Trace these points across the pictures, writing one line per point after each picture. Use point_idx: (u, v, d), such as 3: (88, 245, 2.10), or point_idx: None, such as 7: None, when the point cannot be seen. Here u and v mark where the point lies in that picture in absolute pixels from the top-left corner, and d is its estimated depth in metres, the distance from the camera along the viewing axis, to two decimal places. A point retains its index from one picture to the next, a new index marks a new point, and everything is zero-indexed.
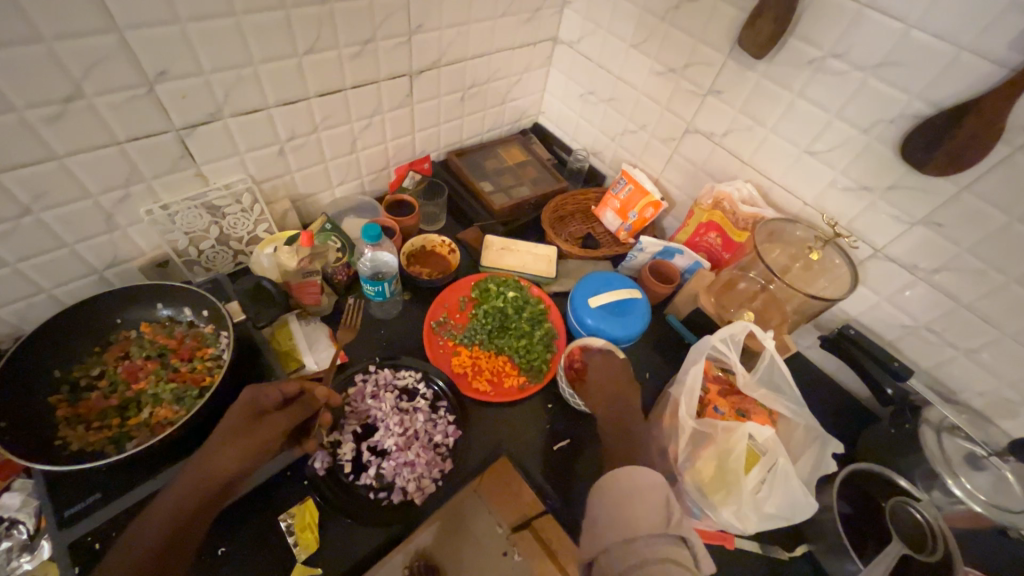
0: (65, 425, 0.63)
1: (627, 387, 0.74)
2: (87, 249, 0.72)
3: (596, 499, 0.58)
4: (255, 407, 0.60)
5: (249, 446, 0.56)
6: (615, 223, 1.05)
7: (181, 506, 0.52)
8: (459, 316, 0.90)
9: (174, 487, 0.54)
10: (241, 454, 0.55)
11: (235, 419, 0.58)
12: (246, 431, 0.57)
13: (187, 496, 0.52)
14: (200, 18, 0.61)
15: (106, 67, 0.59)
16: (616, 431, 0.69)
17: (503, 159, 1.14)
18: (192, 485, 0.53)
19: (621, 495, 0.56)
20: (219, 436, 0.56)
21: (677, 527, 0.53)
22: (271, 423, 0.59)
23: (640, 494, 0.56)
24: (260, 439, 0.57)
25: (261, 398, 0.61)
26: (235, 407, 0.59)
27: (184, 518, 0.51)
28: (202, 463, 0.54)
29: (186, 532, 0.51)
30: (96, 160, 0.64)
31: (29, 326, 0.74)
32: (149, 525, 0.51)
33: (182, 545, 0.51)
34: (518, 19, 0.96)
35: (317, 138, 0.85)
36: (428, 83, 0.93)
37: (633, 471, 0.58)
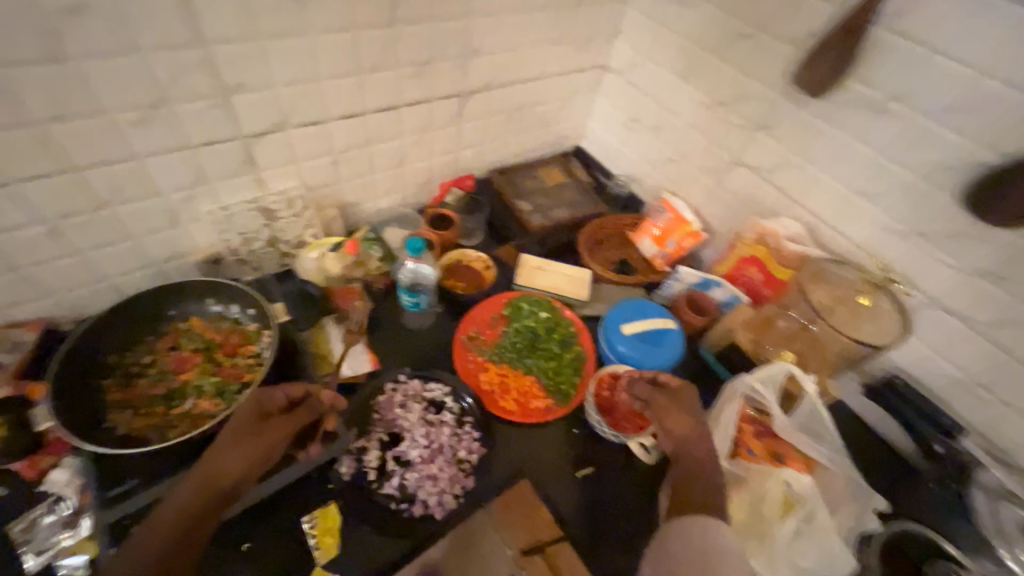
0: (115, 409, 0.66)
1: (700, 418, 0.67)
2: (150, 243, 0.76)
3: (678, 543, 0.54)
4: (262, 408, 0.59)
5: (255, 448, 0.56)
6: (651, 251, 1.04)
7: (184, 507, 0.51)
8: (489, 332, 0.89)
9: (178, 490, 0.53)
10: (247, 456, 0.55)
11: (242, 420, 0.58)
12: (253, 432, 0.57)
13: (192, 497, 0.52)
14: (277, 36, 0.66)
15: (189, 77, 0.63)
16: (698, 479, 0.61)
17: (542, 180, 1.15)
18: (196, 486, 0.53)
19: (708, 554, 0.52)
20: (225, 438, 0.56)
21: None
22: (278, 426, 0.59)
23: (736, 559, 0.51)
24: (266, 440, 0.57)
25: (267, 400, 0.60)
26: (240, 410, 0.59)
27: (190, 517, 0.51)
28: (210, 464, 0.54)
29: (193, 532, 0.50)
30: (170, 161, 0.69)
31: (90, 311, 0.78)
32: (153, 527, 0.50)
33: (190, 544, 0.50)
34: (570, 47, 0.99)
35: (369, 151, 0.88)
36: (478, 104, 0.96)
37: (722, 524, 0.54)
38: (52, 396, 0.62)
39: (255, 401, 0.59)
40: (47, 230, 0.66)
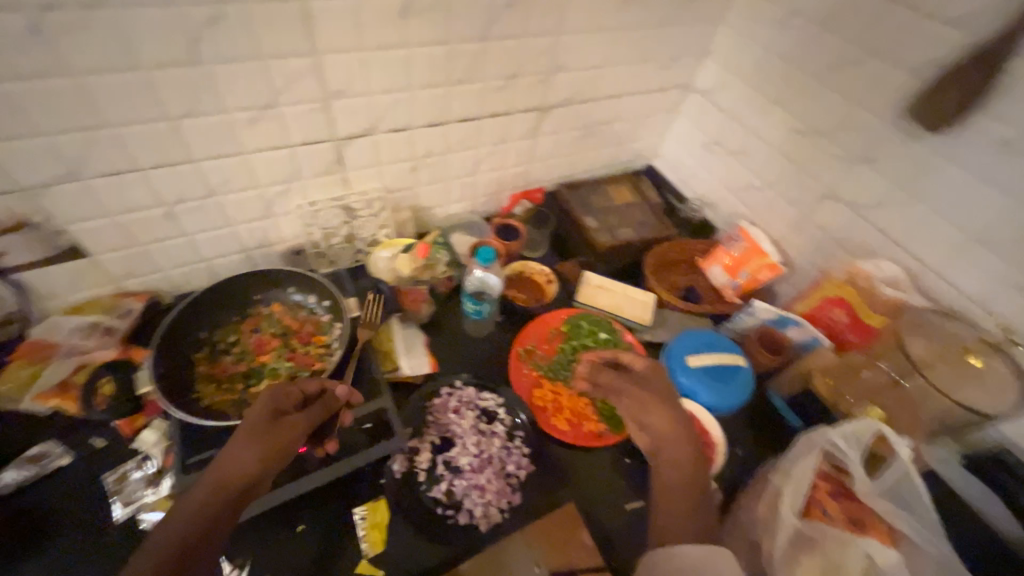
0: (202, 381, 0.72)
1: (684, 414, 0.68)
2: (245, 230, 0.83)
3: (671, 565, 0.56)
4: (277, 406, 0.58)
5: (271, 446, 0.55)
6: (722, 280, 0.98)
7: (202, 505, 0.50)
8: (546, 347, 0.88)
9: (195, 489, 0.52)
10: (264, 454, 0.54)
11: (258, 418, 0.56)
12: (267, 431, 0.55)
13: (209, 496, 0.51)
14: (379, 47, 0.69)
15: (298, 83, 0.68)
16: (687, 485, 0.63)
17: (611, 197, 1.13)
18: (212, 486, 0.52)
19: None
20: (240, 436, 0.55)
21: None
22: (294, 423, 0.57)
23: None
24: (282, 437, 0.56)
25: (282, 397, 0.59)
26: (256, 409, 0.57)
27: (209, 516, 0.50)
28: (226, 464, 0.53)
29: (212, 529, 0.50)
30: (272, 158, 0.75)
31: (187, 287, 0.86)
32: (172, 525, 0.49)
33: (210, 542, 0.50)
34: (655, 65, 0.97)
35: (447, 158, 0.91)
36: (556, 118, 0.96)
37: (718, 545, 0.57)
38: (154, 362, 0.69)
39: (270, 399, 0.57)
40: (164, 212, 0.73)
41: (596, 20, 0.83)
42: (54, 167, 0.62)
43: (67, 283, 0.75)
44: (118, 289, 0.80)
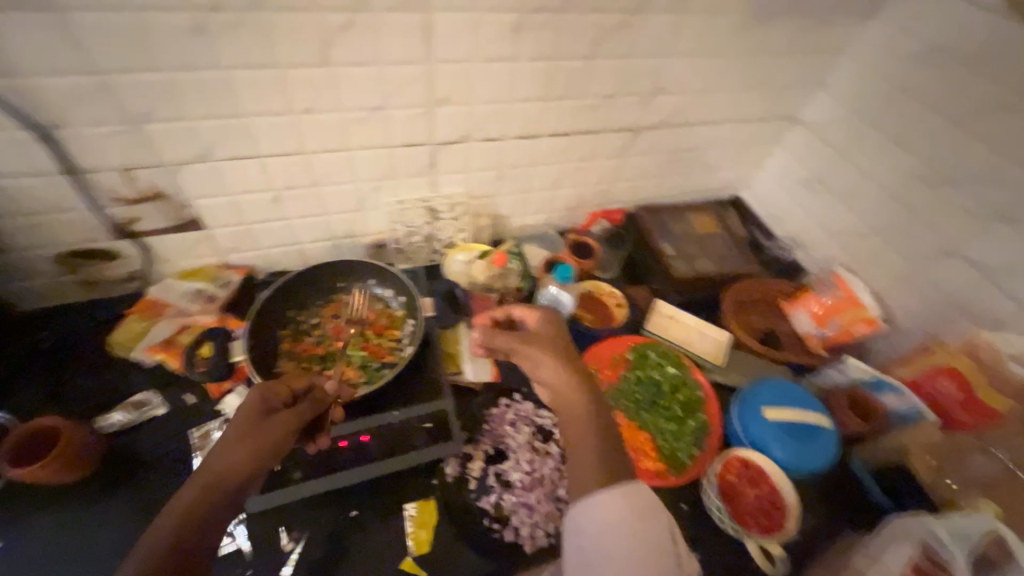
0: (285, 357, 0.77)
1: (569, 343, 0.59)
2: (337, 220, 0.88)
3: (601, 548, 0.43)
4: (266, 400, 0.54)
5: (264, 441, 0.50)
6: (807, 327, 0.92)
7: (190, 510, 0.43)
8: (608, 373, 0.84)
9: (177, 497, 0.44)
10: (258, 450, 0.49)
11: (246, 413, 0.52)
12: (260, 424, 0.51)
13: (198, 500, 0.44)
14: (490, 60, 0.71)
15: (410, 88, 0.71)
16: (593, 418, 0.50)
17: (692, 224, 1.08)
18: (204, 487, 0.45)
19: (628, 539, 0.43)
20: (227, 434, 0.49)
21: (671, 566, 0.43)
22: (288, 417, 0.53)
23: (663, 546, 0.44)
24: (277, 431, 0.51)
25: (272, 392, 0.55)
26: (244, 405, 0.53)
27: (201, 521, 0.43)
28: (216, 464, 0.47)
29: (206, 536, 0.42)
30: (375, 156, 0.79)
31: (279, 266, 0.93)
32: (154, 537, 0.41)
33: (205, 553, 0.41)
34: (762, 94, 0.92)
35: (533, 170, 0.92)
36: (648, 140, 0.94)
37: (638, 495, 0.45)
38: (249, 335, 0.74)
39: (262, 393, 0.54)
40: (272, 197, 0.79)
41: (707, 45, 0.80)
42: (191, 147, 0.69)
43: (182, 251, 0.83)
44: (221, 260, 0.87)
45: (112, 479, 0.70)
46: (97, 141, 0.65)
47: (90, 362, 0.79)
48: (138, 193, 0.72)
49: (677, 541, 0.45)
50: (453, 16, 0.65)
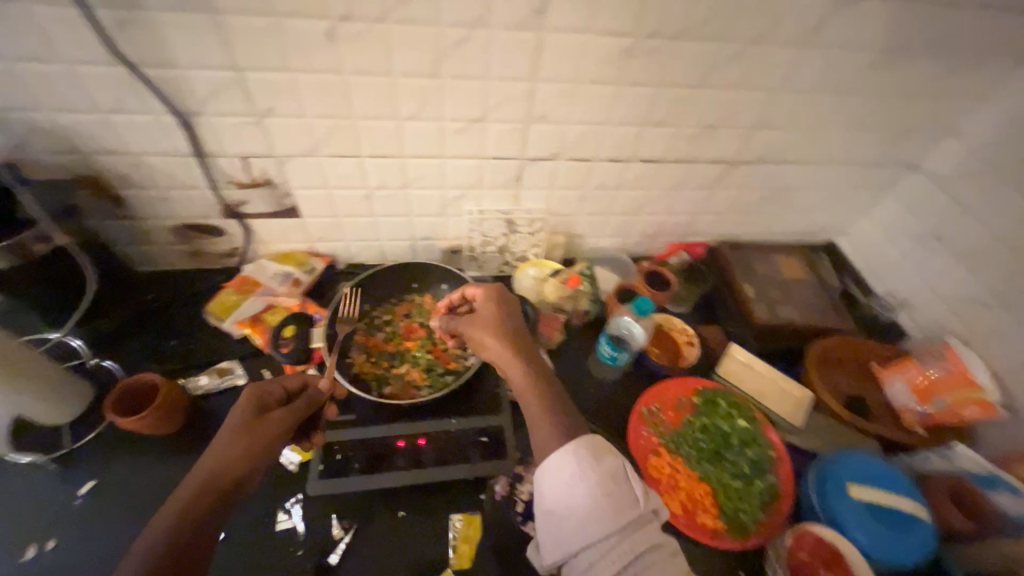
0: (356, 349, 0.80)
1: (519, 324, 0.66)
2: (418, 223, 0.90)
3: (563, 504, 0.49)
4: (260, 401, 0.59)
5: (253, 444, 0.54)
6: (905, 399, 0.82)
7: (183, 511, 0.49)
8: (671, 415, 0.80)
9: (175, 497, 0.50)
10: (247, 452, 0.54)
11: (239, 415, 0.57)
12: (251, 424, 0.56)
13: (192, 502, 0.50)
14: (593, 82, 0.70)
15: (510, 104, 0.72)
16: (540, 389, 0.58)
17: (778, 267, 1.01)
18: (196, 487, 0.51)
19: (578, 475, 0.50)
20: (222, 435, 0.54)
21: (624, 488, 0.50)
22: (278, 418, 0.58)
23: (614, 481, 0.50)
24: (265, 433, 0.56)
25: (266, 393, 0.60)
26: (237, 406, 0.58)
27: (191, 522, 0.48)
28: (209, 466, 0.52)
29: (198, 535, 0.48)
30: (464, 166, 0.81)
31: (358, 259, 0.97)
32: (152, 535, 0.47)
33: (196, 550, 0.47)
34: (880, 138, 0.84)
35: (617, 194, 0.90)
36: (743, 175, 0.89)
37: (580, 445, 0.51)
38: (329, 323, 0.78)
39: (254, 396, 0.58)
40: (364, 194, 0.83)
41: (827, 81, 0.74)
42: (302, 142, 0.74)
43: (277, 234, 0.89)
44: (309, 248, 0.93)
45: (189, 439, 0.75)
46: (223, 129, 0.71)
47: (187, 327, 0.87)
48: (250, 179, 0.78)
49: (627, 474, 0.51)
50: (565, 37, 0.65)
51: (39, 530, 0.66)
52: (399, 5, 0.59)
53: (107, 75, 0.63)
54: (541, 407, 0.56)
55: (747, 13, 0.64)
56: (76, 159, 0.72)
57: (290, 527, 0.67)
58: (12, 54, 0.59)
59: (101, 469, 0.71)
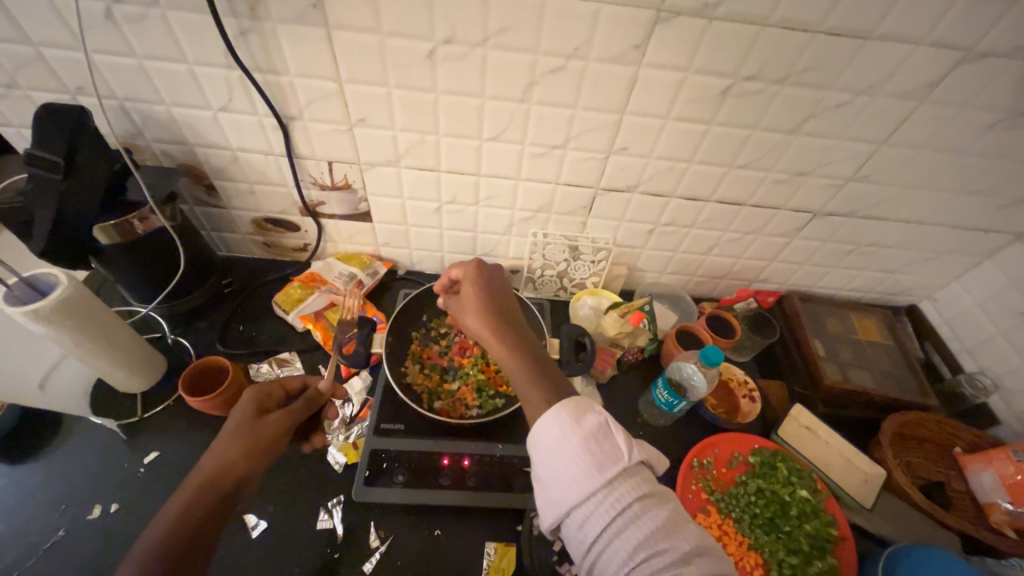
0: (410, 358, 0.81)
1: (502, 296, 0.67)
2: (482, 239, 0.91)
3: (550, 468, 0.48)
4: (260, 403, 0.62)
5: (253, 443, 0.57)
6: (991, 493, 0.73)
7: (184, 509, 0.51)
8: (722, 472, 0.76)
9: (176, 498, 0.52)
10: (245, 450, 0.57)
11: (240, 417, 0.60)
12: (253, 424, 0.59)
13: (196, 498, 0.52)
14: (683, 119, 0.69)
15: (593, 134, 0.72)
16: (526, 360, 0.58)
17: (852, 326, 0.94)
18: (198, 484, 0.53)
19: (560, 434, 0.49)
20: (224, 436, 0.58)
21: (606, 443, 0.48)
22: (277, 418, 0.61)
23: (596, 437, 0.48)
24: (263, 433, 0.59)
25: (267, 396, 0.64)
26: (239, 407, 0.61)
27: (193, 518, 0.50)
28: (212, 466, 0.55)
29: (198, 534, 0.50)
30: (537, 190, 0.81)
31: (419, 267, 1.00)
32: (154, 532, 0.49)
33: (197, 548, 0.49)
34: (991, 203, 0.77)
35: (687, 232, 0.87)
36: (828, 226, 0.84)
37: (561, 406, 0.51)
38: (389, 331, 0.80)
39: (254, 398, 0.62)
40: (435, 207, 0.85)
41: (939, 139, 0.69)
42: (385, 153, 0.76)
43: (346, 235, 0.92)
44: (374, 250, 0.96)
45: None
46: (315, 135, 0.74)
47: (255, 315, 0.91)
48: (332, 182, 0.82)
49: (610, 428, 0.50)
50: (661, 72, 0.63)
51: (104, 493, 0.70)
52: (501, 32, 0.60)
53: (222, 76, 0.67)
54: (526, 375, 0.56)
55: (861, 63, 0.61)
56: (183, 150, 0.77)
57: (330, 527, 0.68)
58: (145, 52, 0.64)
59: (164, 443, 0.75)
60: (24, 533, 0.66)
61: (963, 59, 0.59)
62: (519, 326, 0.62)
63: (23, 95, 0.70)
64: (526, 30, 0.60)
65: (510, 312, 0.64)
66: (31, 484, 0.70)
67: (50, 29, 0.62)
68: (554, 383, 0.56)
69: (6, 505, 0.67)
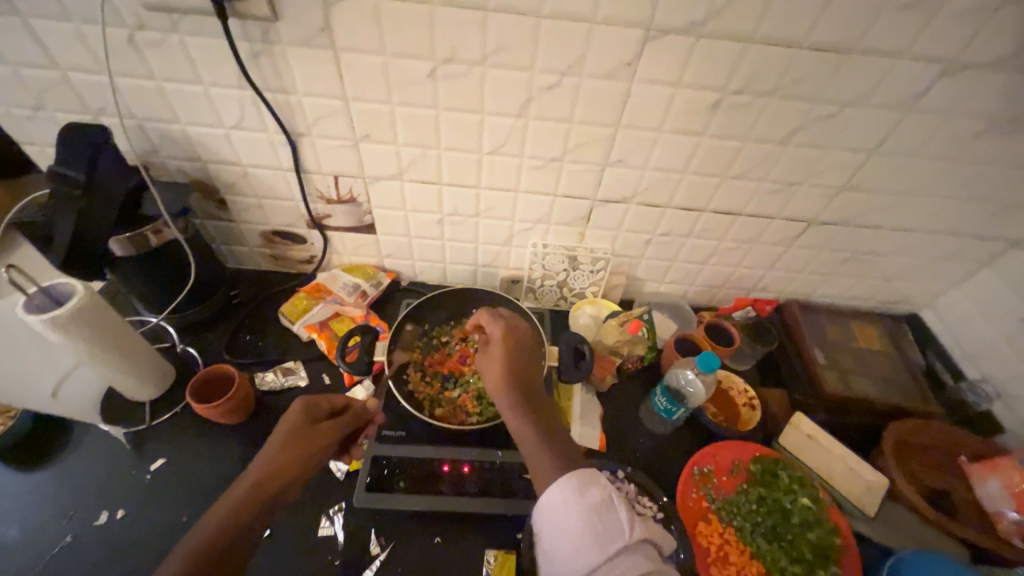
0: (412, 366, 0.83)
1: (525, 358, 0.68)
2: (484, 250, 0.94)
3: (554, 539, 0.49)
4: (312, 412, 0.65)
5: (299, 454, 0.59)
6: (998, 502, 0.72)
7: (232, 511, 0.52)
8: (724, 479, 0.76)
9: (226, 498, 0.53)
10: (291, 461, 0.58)
11: (291, 427, 0.62)
12: (302, 435, 0.61)
13: (241, 505, 0.53)
14: (676, 132, 0.71)
15: (588, 148, 0.74)
16: (535, 426, 0.60)
17: (852, 333, 0.94)
18: (244, 494, 0.54)
19: (565, 510, 0.50)
20: (274, 443, 0.60)
21: (613, 521, 0.49)
22: (325, 431, 0.63)
23: (599, 513, 0.49)
24: (310, 445, 0.61)
25: (316, 406, 0.65)
26: (291, 414, 0.63)
27: (236, 525, 0.51)
28: (260, 473, 0.56)
29: (239, 541, 0.50)
30: (536, 202, 0.83)
31: (422, 278, 1.02)
32: (200, 533, 0.50)
33: (233, 551, 0.49)
34: (984, 211, 0.78)
35: (684, 242, 0.89)
36: (823, 235, 0.85)
37: (568, 478, 0.52)
38: (392, 339, 0.82)
39: (304, 409, 0.64)
40: (437, 219, 0.87)
41: (928, 148, 0.70)
42: (389, 167, 0.79)
43: (351, 248, 0.95)
44: (378, 262, 0.99)
45: (250, 431, 0.80)
46: (323, 151, 0.77)
47: (262, 325, 0.94)
48: (337, 196, 0.85)
49: (613, 502, 0.50)
50: (653, 87, 0.66)
51: (113, 500, 0.71)
52: (499, 51, 0.63)
53: (235, 96, 0.70)
54: (533, 441, 0.58)
55: (846, 77, 0.63)
56: (197, 166, 0.81)
57: (331, 534, 0.68)
58: (164, 75, 0.68)
59: (172, 449, 0.77)
60: (36, 539, 0.67)
61: (946, 71, 0.61)
62: (535, 392, 0.65)
63: (48, 116, 0.74)
64: (523, 50, 0.63)
65: (530, 375, 0.66)
66: (42, 490, 0.71)
67: (77, 56, 0.66)
68: (560, 452, 0.57)
69: (19, 509, 0.69)
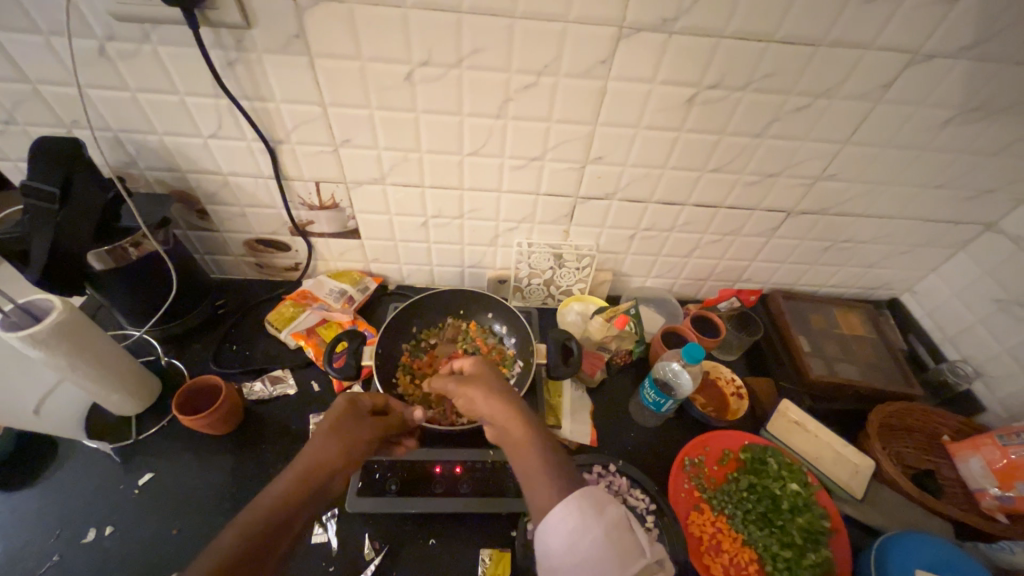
0: (401, 370, 0.84)
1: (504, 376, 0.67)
2: (470, 251, 0.94)
3: (571, 562, 0.46)
4: (356, 405, 0.64)
5: (348, 441, 0.58)
6: (981, 480, 0.73)
7: (285, 492, 0.50)
8: (714, 468, 0.78)
9: (282, 475, 0.52)
10: (343, 446, 0.57)
11: (338, 415, 0.61)
12: (350, 425, 0.61)
13: (298, 483, 0.51)
14: (653, 127, 0.72)
15: (568, 147, 0.75)
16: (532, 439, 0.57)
17: (834, 320, 0.96)
18: (298, 473, 0.52)
19: (583, 528, 0.47)
20: (320, 432, 0.58)
21: (634, 538, 0.48)
22: (371, 424, 0.63)
23: (620, 528, 0.48)
24: (353, 437, 0.59)
25: (361, 400, 0.66)
26: (338, 407, 0.63)
27: (295, 502, 0.49)
28: (314, 453, 0.54)
29: (295, 516, 0.49)
30: (520, 202, 0.83)
31: (410, 281, 1.02)
32: (259, 506, 0.48)
33: (289, 524, 0.48)
34: (955, 196, 0.80)
35: (668, 236, 0.90)
36: (802, 225, 0.87)
37: (583, 495, 0.50)
38: (380, 344, 0.83)
39: (349, 402, 0.64)
40: (422, 222, 0.88)
41: (899, 136, 0.72)
42: (370, 171, 0.79)
43: (336, 253, 0.95)
44: (365, 267, 0.98)
45: (240, 441, 0.79)
46: (303, 158, 0.77)
47: (249, 334, 0.93)
48: (320, 202, 0.84)
49: (629, 522, 0.50)
50: (629, 85, 0.67)
51: (101, 516, 0.70)
52: (475, 53, 0.64)
53: (212, 106, 0.70)
54: (532, 458, 0.55)
55: (815, 71, 0.64)
56: (176, 177, 0.80)
57: (325, 541, 0.68)
58: (138, 86, 0.68)
59: (160, 463, 0.76)
60: (19, 560, 0.65)
61: (912, 61, 0.63)
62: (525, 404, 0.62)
63: (21, 130, 0.73)
64: (499, 52, 0.63)
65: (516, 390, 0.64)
66: (26, 510, 0.70)
67: (48, 69, 0.65)
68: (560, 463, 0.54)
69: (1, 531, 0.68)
